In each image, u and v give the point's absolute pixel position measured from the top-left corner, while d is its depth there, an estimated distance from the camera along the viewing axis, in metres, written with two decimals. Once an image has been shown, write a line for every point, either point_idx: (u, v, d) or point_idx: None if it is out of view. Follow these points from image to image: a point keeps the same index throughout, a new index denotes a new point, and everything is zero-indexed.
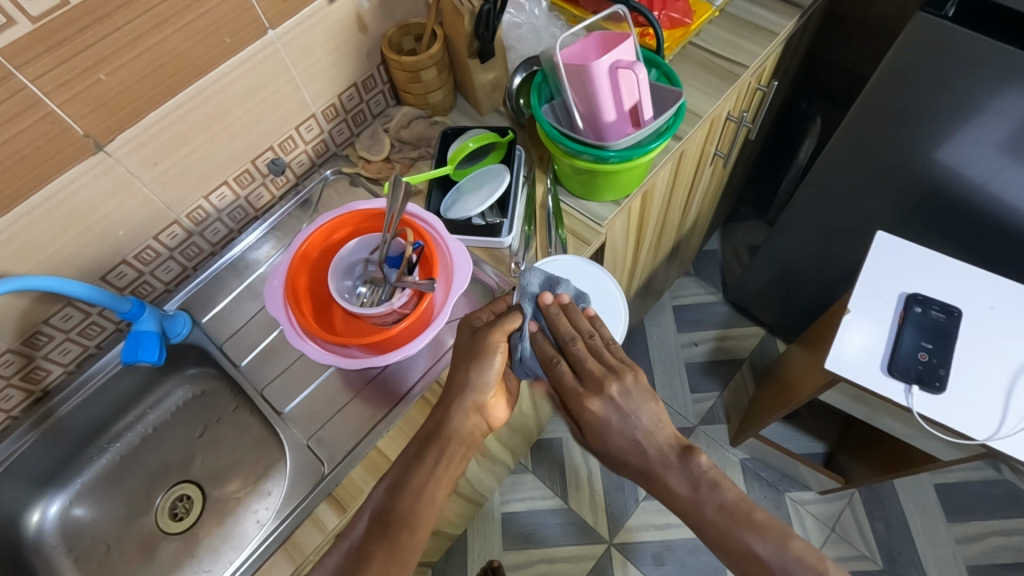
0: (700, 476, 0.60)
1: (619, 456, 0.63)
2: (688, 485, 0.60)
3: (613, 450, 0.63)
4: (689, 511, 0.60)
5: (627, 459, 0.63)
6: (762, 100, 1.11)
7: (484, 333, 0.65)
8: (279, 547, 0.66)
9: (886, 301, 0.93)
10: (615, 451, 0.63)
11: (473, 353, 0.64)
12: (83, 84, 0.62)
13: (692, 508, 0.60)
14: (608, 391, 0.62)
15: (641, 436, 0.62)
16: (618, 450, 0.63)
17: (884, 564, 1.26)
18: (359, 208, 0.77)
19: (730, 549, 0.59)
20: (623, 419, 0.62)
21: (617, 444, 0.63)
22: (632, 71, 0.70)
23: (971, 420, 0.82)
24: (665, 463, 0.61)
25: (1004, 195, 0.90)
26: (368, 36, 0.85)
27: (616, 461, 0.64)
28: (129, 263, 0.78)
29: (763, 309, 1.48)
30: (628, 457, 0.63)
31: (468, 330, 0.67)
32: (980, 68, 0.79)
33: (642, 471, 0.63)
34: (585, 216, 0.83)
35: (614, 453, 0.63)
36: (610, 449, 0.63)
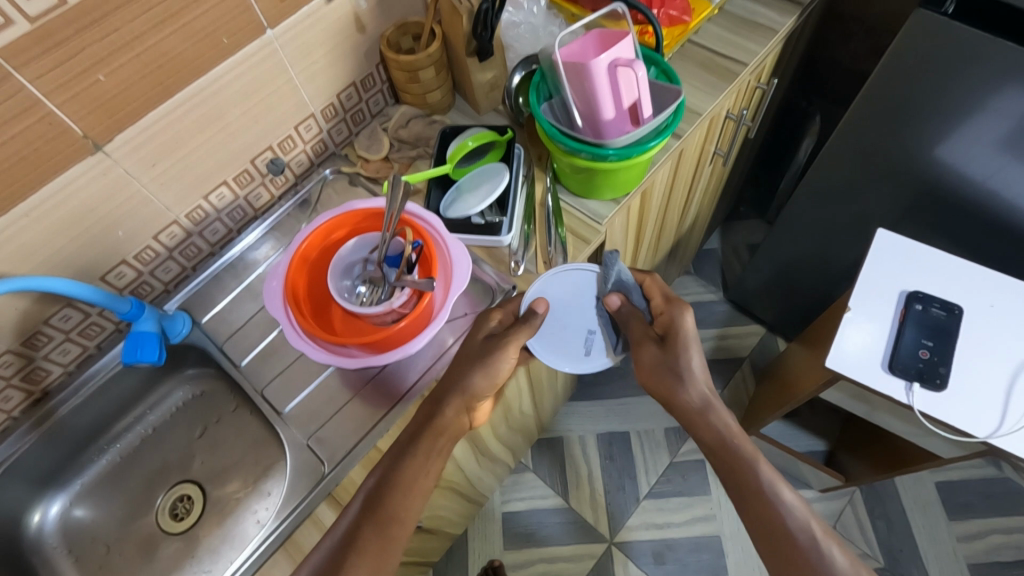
0: (738, 424, 0.71)
1: (686, 381, 0.71)
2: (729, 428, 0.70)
3: (685, 372, 0.70)
4: (731, 458, 0.68)
5: (686, 390, 0.71)
6: (762, 98, 1.11)
7: (494, 341, 0.69)
8: (279, 547, 0.67)
9: (886, 298, 0.93)
10: (686, 374, 0.70)
11: (478, 355, 0.69)
12: (81, 84, 0.62)
13: (738, 447, 0.68)
14: (699, 319, 0.72)
15: (704, 373, 0.72)
16: (681, 378, 0.71)
17: (884, 562, 1.26)
18: (357, 207, 0.76)
19: (760, 505, 0.66)
20: (701, 348, 0.72)
21: (689, 369, 0.70)
22: (631, 69, 0.70)
23: (972, 417, 0.82)
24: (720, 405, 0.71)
25: (1004, 193, 0.90)
26: (366, 36, 0.85)
27: (679, 386, 0.71)
28: (128, 263, 0.78)
29: (762, 307, 1.47)
30: (692, 385, 0.70)
31: (482, 332, 0.71)
32: (980, 66, 0.79)
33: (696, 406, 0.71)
34: (584, 215, 0.83)
35: (680, 377, 0.71)
36: (684, 369, 0.70)
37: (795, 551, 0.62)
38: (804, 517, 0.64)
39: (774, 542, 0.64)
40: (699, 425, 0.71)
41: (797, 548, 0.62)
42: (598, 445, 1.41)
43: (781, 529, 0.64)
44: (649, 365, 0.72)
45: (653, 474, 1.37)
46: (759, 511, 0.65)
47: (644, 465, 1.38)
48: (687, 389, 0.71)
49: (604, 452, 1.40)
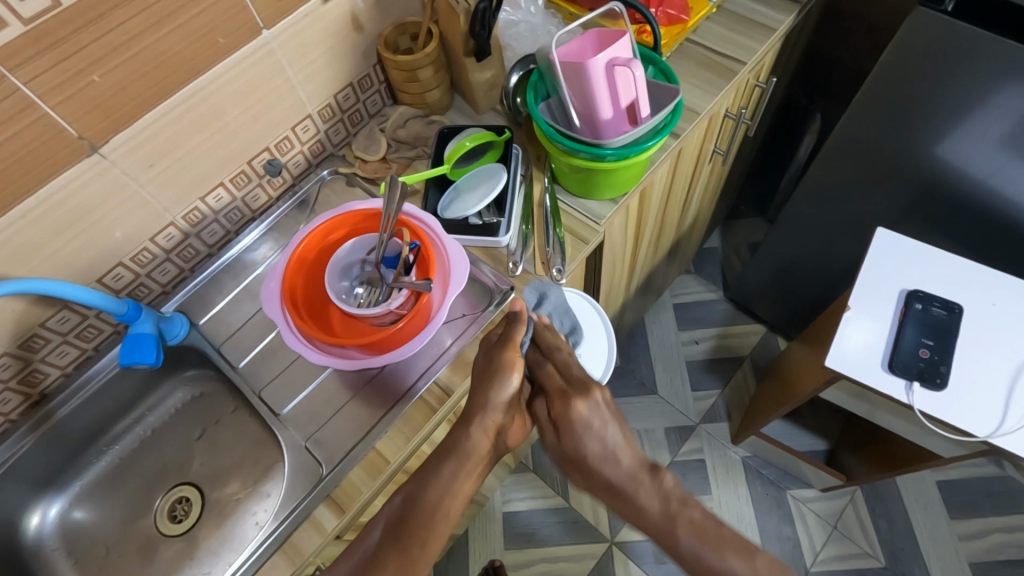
0: (670, 494, 0.61)
1: (597, 467, 0.65)
2: (659, 504, 0.61)
3: (594, 458, 0.65)
4: (668, 539, 0.59)
5: (603, 475, 0.65)
6: (761, 97, 1.10)
7: (495, 350, 0.65)
8: (277, 549, 0.66)
9: (887, 298, 0.92)
10: (596, 459, 0.65)
11: (487, 370, 0.65)
12: (77, 86, 0.62)
13: (666, 527, 0.59)
14: (590, 398, 0.66)
15: (618, 450, 0.65)
16: (596, 461, 0.65)
17: (885, 561, 1.25)
18: (355, 208, 0.76)
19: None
20: (601, 426, 0.66)
21: (591, 453, 0.65)
22: (628, 68, 0.69)
23: (972, 416, 0.82)
24: (641, 480, 0.63)
25: (1005, 191, 0.90)
26: (363, 36, 0.85)
27: (597, 471, 0.65)
28: (125, 265, 0.78)
29: (763, 306, 1.47)
30: (608, 465, 0.64)
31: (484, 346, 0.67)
32: (980, 62, 0.79)
33: (616, 488, 0.64)
34: (582, 215, 0.82)
35: (591, 462, 0.65)
36: (586, 457, 0.65)
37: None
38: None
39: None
40: (628, 511, 0.63)
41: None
42: None
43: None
44: (561, 453, 0.69)
45: None
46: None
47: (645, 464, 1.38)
48: (605, 473, 0.64)
49: None
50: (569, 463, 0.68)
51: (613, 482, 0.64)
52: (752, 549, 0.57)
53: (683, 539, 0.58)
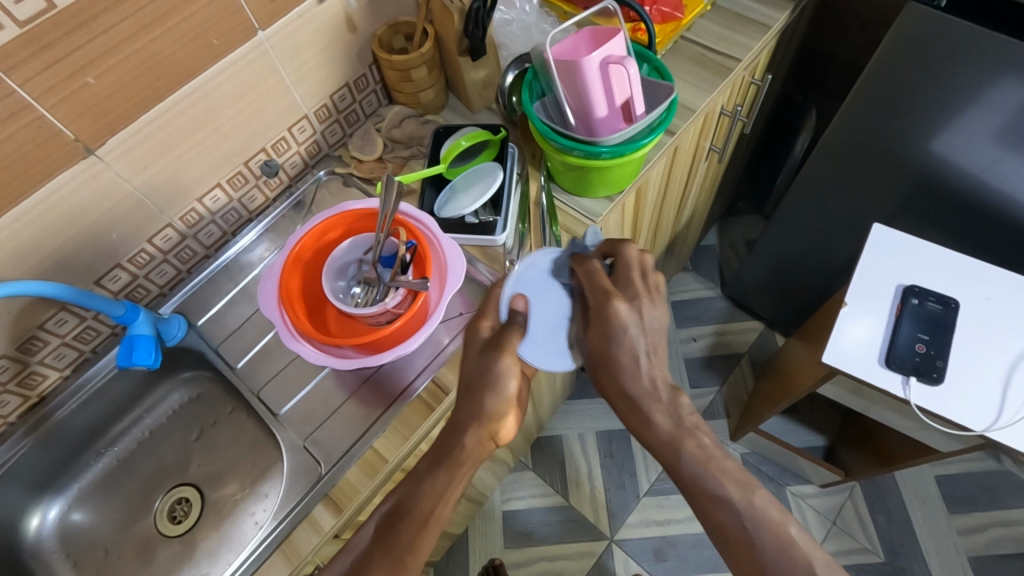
0: (684, 418, 0.60)
1: (622, 372, 0.61)
2: (672, 424, 0.59)
3: (619, 362, 0.61)
4: (673, 459, 0.58)
5: (622, 383, 0.61)
6: (756, 93, 1.11)
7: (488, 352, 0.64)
8: (276, 548, 0.67)
9: (883, 293, 0.92)
10: (620, 365, 0.61)
11: (478, 374, 0.63)
12: (71, 88, 0.62)
13: (676, 446, 0.58)
14: (634, 303, 0.61)
15: (644, 362, 0.61)
16: (620, 369, 0.60)
17: (885, 557, 1.26)
18: (351, 208, 0.76)
19: (707, 506, 0.57)
20: (638, 336, 0.61)
21: (621, 357, 0.61)
22: (622, 66, 0.70)
23: (968, 410, 0.82)
24: (658, 402, 0.60)
25: (1000, 185, 0.90)
26: (358, 36, 0.85)
27: (611, 376, 0.61)
28: (122, 267, 0.78)
29: (761, 303, 1.47)
30: (629, 374, 0.60)
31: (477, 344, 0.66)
32: (973, 56, 0.79)
33: (631, 397, 0.61)
34: (579, 213, 0.83)
35: (615, 368, 0.61)
36: (617, 359, 0.61)
37: (750, 551, 0.55)
38: (760, 513, 0.55)
39: (730, 542, 0.56)
40: (636, 422, 0.61)
41: (752, 549, 0.55)
42: (597, 443, 1.41)
43: (732, 531, 0.56)
44: (585, 354, 0.64)
45: (653, 471, 1.37)
46: (708, 511, 0.57)
47: (643, 463, 1.38)
48: (623, 381, 0.61)
49: (603, 450, 1.40)
50: (588, 365, 0.64)
51: (632, 394, 0.60)
52: (752, 485, 0.57)
53: (692, 462, 0.58)
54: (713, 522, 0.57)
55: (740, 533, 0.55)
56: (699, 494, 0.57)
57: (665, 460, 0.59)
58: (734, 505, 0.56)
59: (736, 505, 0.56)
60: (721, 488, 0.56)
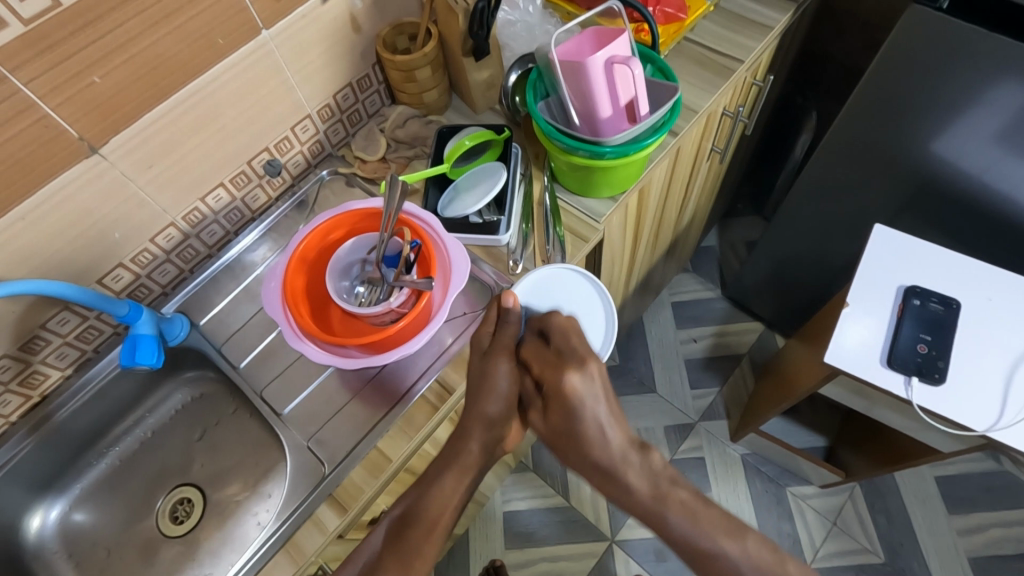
0: (659, 474, 0.60)
1: (587, 445, 0.60)
2: (649, 486, 0.59)
3: (583, 436, 0.60)
4: (660, 523, 0.58)
5: (590, 456, 0.60)
6: (757, 95, 1.11)
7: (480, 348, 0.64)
8: (280, 548, 0.67)
9: (885, 294, 0.93)
10: (586, 438, 0.60)
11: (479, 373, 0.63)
12: (76, 86, 0.62)
13: (659, 508, 0.58)
14: (584, 370, 0.60)
15: (607, 430, 0.60)
16: (584, 441, 0.60)
17: (885, 557, 1.26)
18: (355, 208, 0.76)
19: (704, 564, 0.56)
20: (596, 405, 0.60)
21: (584, 430, 0.60)
22: (627, 66, 0.69)
23: (971, 410, 0.83)
24: (630, 464, 0.60)
25: (1001, 186, 0.91)
26: (362, 36, 0.85)
27: (576, 454, 0.61)
28: (125, 266, 0.78)
29: (761, 304, 1.47)
30: (595, 446, 0.60)
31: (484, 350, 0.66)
32: (975, 59, 0.79)
33: (606, 468, 0.60)
34: (582, 213, 0.83)
35: (582, 444, 0.60)
36: (581, 431, 0.60)
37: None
38: (755, 561, 0.55)
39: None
40: (616, 493, 0.60)
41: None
42: None
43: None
44: (548, 436, 0.64)
45: None
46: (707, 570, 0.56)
47: None
48: (590, 455, 0.60)
49: None
50: (553, 443, 0.63)
51: (603, 465, 0.60)
52: (741, 529, 0.57)
53: (681, 521, 0.57)
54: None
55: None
56: (691, 551, 0.57)
57: (652, 523, 0.59)
58: (728, 556, 0.55)
59: (733, 559, 0.55)
60: (713, 545, 0.56)
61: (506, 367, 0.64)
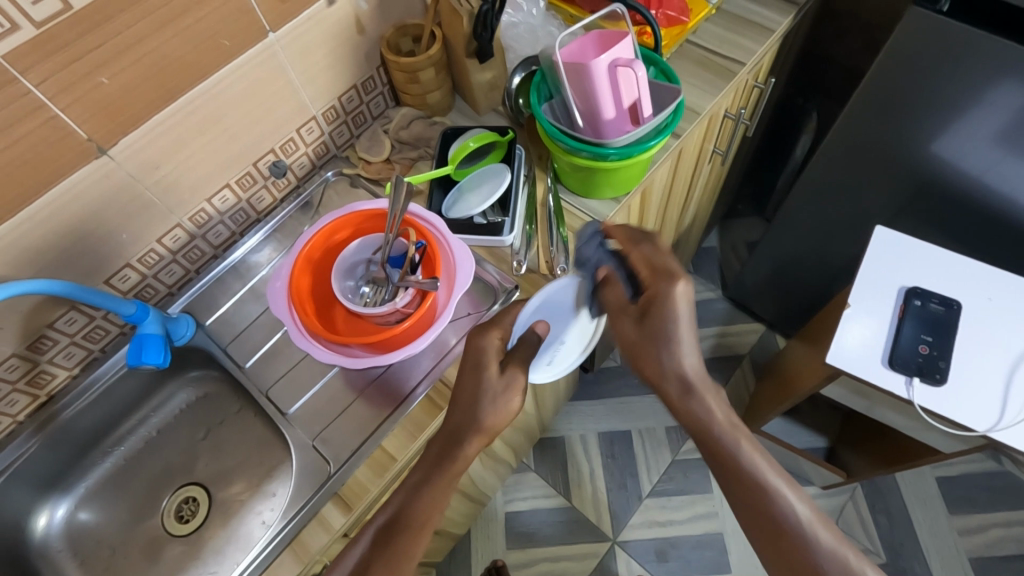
0: (730, 404, 0.61)
1: (676, 352, 0.59)
2: (722, 412, 0.60)
3: (674, 342, 0.59)
4: (725, 454, 0.59)
5: (675, 365, 0.59)
6: (759, 96, 1.11)
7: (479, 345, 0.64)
8: (285, 546, 0.67)
9: (886, 295, 0.93)
10: (675, 345, 0.59)
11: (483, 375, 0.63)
12: (84, 88, 0.63)
13: (728, 437, 0.59)
14: (691, 282, 0.60)
15: (691, 348, 0.60)
16: (671, 351, 0.59)
17: (886, 557, 1.26)
18: (360, 208, 0.77)
19: (758, 505, 0.57)
20: (689, 324, 0.60)
21: (679, 340, 0.59)
22: (630, 69, 0.70)
23: (971, 411, 0.83)
24: (710, 391, 0.60)
25: (1001, 187, 0.91)
26: (366, 39, 0.86)
27: (659, 356, 0.60)
28: (131, 266, 0.78)
29: (763, 305, 1.48)
30: (682, 356, 0.59)
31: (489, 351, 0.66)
32: (975, 61, 0.80)
33: (685, 386, 0.60)
34: (585, 214, 0.83)
35: (668, 352, 0.59)
36: (675, 338, 0.59)
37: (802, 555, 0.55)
38: (808, 514, 0.57)
39: (767, 531, 0.57)
40: (684, 409, 0.60)
41: (805, 547, 0.55)
42: (599, 444, 1.42)
43: (780, 526, 0.56)
44: (632, 340, 0.61)
45: (655, 472, 1.38)
46: (756, 507, 0.57)
47: (645, 464, 1.39)
48: (675, 366, 0.59)
49: (605, 451, 1.41)
50: (632, 354, 0.62)
51: (688, 380, 0.60)
52: (798, 482, 0.59)
53: (746, 457, 0.58)
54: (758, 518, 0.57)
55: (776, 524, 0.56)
56: (745, 485, 0.58)
57: (715, 451, 0.59)
58: (784, 501, 0.57)
59: (787, 501, 0.57)
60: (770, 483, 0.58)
61: (510, 366, 0.64)
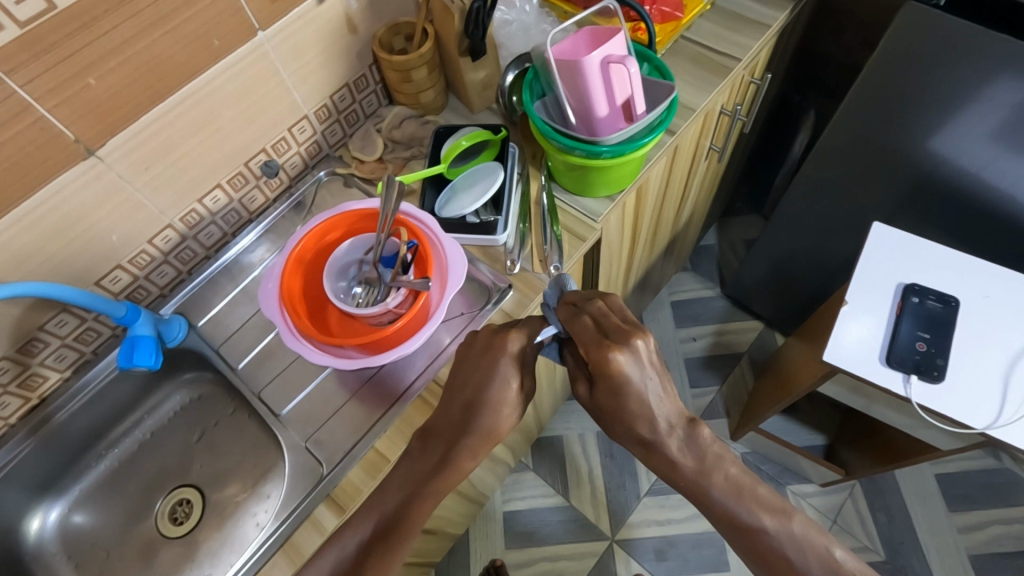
0: (705, 451, 0.60)
1: (633, 420, 0.59)
2: (693, 460, 0.60)
3: (627, 411, 0.59)
4: (703, 494, 0.60)
5: (634, 429, 0.60)
6: (754, 93, 1.11)
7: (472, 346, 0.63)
8: (279, 549, 0.67)
9: (883, 292, 0.93)
10: (629, 413, 0.59)
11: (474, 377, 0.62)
12: (72, 89, 0.62)
13: (702, 481, 0.60)
14: (633, 349, 0.56)
15: (653, 404, 0.58)
16: (625, 415, 0.59)
17: (885, 555, 1.26)
18: (352, 208, 0.76)
19: (744, 534, 0.60)
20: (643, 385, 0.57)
21: (633, 412, 0.58)
22: (623, 66, 0.69)
23: (969, 408, 0.83)
24: (676, 434, 0.60)
25: (999, 183, 0.91)
26: (358, 37, 0.85)
27: (621, 426, 0.60)
28: (123, 268, 0.78)
29: (761, 302, 1.47)
30: (638, 421, 0.59)
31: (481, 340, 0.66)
32: (972, 57, 0.79)
33: (647, 441, 0.60)
34: (579, 212, 0.83)
35: (625, 419, 0.59)
36: (628, 410, 0.58)
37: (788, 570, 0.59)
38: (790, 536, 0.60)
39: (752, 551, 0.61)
40: (656, 457, 0.61)
41: (789, 567, 0.59)
42: (598, 443, 1.41)
43: (770, 556, 0.60)
44: (594, 408, 0.62)
45: (654, 471, 1.37)
46: (742, 534, 0.60)
47: (644, 462, 1.38)
48: (633, 429, 0.60)
49: (603, 450, 1.40)
50: (599, 415, 0.62)
51: (644, 438, 0.60)
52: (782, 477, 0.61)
53: (725, 494, 0.60)
54: (743, 541, 0.61)
55: (756, 544, 0.60)
56: (726, 518, 0.61)
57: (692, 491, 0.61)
58: (768, 532, 0.60)
59: (772, 533, 0.60)
60: (750, 514, 0.60)
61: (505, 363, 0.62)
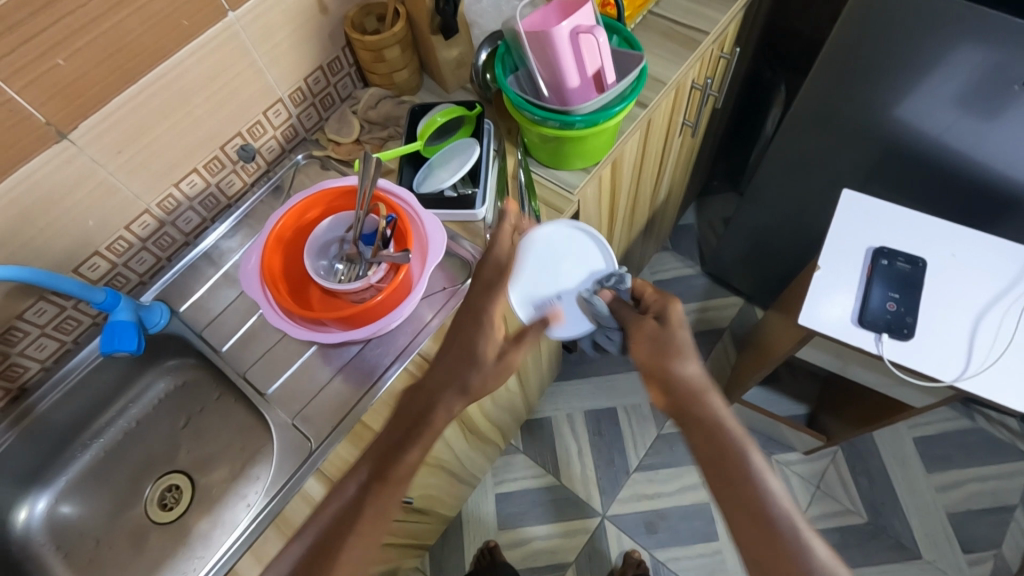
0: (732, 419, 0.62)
1: (684, 361, 0.63)
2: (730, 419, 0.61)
3: (678, 350, 0.64)
4: (721, 448, 0.59)
5: (688, 374, 0.63)
6: (725, 67, 1.13)
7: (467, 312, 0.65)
8: (270, 523, 0.67)
9: (854, 255, 0.95)
10: (681, 354, 0.63)
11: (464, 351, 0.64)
12: (40, 69, 0.62)
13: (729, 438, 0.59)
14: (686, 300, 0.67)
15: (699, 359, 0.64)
16: (678, 361, 0.63)
17: (867, 516, 1.30)
18: (330, 186, 0.76)
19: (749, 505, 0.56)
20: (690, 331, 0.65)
21: (681, 351, 0.64)
22: (592, 36, 0.70)
23: (940, 362, 0.85)
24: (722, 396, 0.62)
25: (960, 146, 0.93)
26: (330, 17, 0.85)
27: (671, 365, 0.63)
28: (101, 254, 0.78)
29: (740, 278, 1.50)
30: (688, 364, 0.63)
31: None
32: (934, 21, 0.81)
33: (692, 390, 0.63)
34: (555, 184, 0.84)
35: (674, 354, 0.64)
36: (680, 347, 0.64)
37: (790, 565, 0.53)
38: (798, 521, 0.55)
39: (752, 528, 0.56)
40: (694, 410, 0.62)
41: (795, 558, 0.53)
42: (586, 422, 1.43)
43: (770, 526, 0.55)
44: (644, 349, 0.65)
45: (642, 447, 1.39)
46: (751, 518, 0.56)
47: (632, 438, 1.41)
48: (680, 370, 0.63)
49: (592, 428, 1.42)
50: (647, 359, 0.65)
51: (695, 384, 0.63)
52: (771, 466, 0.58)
53: (753, 460, 0.58)
54: (751, 517, 0.56)
55: (761, 519, 0.55)
56: (740, 488, 0.57)
57: (718, 453, 0.59)
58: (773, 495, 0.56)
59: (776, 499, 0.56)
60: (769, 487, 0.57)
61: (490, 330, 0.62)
